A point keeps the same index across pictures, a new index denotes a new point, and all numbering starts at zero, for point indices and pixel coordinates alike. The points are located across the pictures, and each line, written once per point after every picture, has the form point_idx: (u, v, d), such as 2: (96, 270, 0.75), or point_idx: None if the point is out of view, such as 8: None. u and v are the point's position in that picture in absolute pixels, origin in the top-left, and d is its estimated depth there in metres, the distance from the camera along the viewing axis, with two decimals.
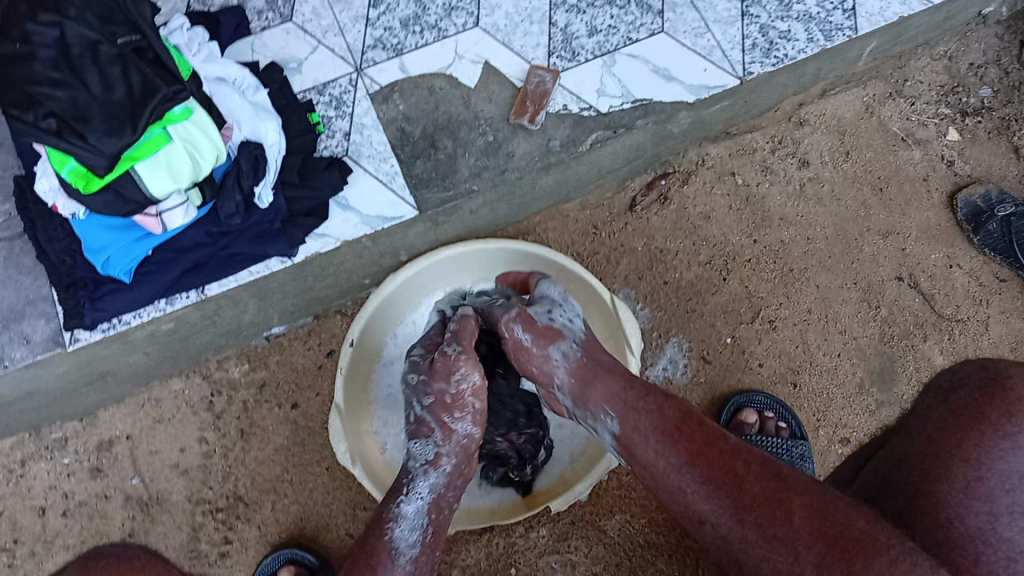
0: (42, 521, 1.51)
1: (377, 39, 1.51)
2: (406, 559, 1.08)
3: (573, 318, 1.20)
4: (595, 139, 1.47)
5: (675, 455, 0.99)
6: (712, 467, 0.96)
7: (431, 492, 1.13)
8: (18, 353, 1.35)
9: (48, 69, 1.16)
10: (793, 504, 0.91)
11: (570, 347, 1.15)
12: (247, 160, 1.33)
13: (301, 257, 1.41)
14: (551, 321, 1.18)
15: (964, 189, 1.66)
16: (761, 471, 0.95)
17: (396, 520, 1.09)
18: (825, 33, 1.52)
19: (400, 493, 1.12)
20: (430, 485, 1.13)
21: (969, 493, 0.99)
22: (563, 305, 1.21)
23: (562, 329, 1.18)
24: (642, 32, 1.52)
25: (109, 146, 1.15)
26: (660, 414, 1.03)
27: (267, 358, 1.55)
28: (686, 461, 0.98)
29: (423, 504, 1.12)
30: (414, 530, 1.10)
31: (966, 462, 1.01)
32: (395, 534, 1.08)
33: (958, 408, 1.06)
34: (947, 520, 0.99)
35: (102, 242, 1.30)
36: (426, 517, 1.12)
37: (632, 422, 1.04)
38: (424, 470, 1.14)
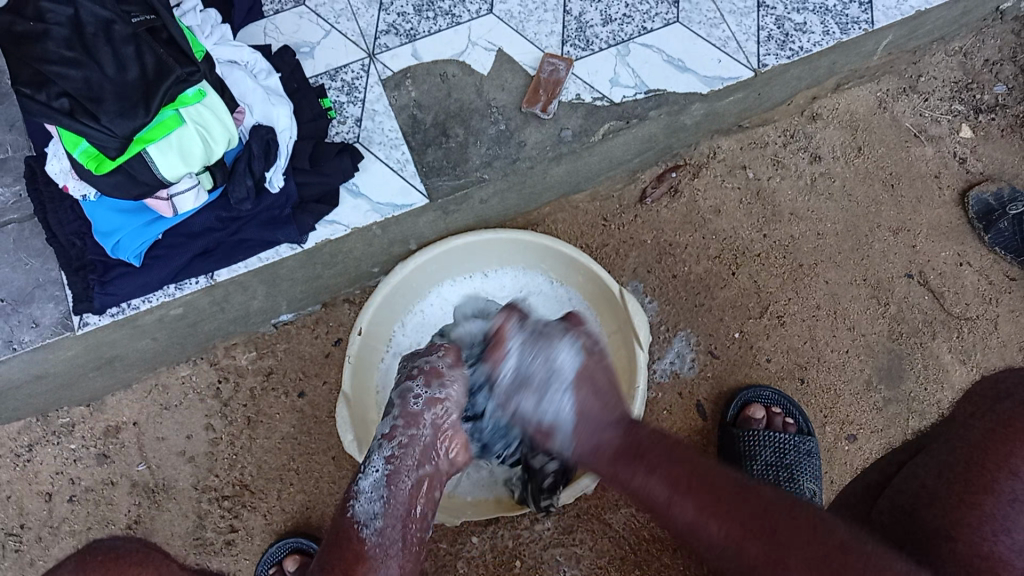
0: (49, 507, 1.51)
1: (390, 25, 1.51)
2: (371, 532, 0.99)
3: (560, 404, 1.01)
4: (607, 130, 1.46)
5: (678, 515, 0.87)
6: (716, 530, 0.84)
7: (388, 461, 1.04)
8: (27, 336, 1.34)
9: (61, 49, 1.14)
10: (791, 564, 0.80)
11: (567, 438, 1.00)
12: (259, 145, 1.32)
13: (312, 243, 1.40)
14: (543, 412, 1.03)
15: (976, 186, 1.66)
16: (757, 528, 0.83)
17: (354, 496, 1.02)
18: (841, 27, 1.52)
19: (360, 471, 1.06)
20: (386, 456, 1.05)
21: (1015, 506, 0.87)
22: (551, 386, 1.03)
23: (554, 416, 1.01)
24: (657, 21, 1.52)
25: (120, 128, 1.14)
26: (656, 474, 0.89)
27: (274, 345, 1.55)
28: (689, 517, 0.86)
29: (381, 475, 1.03)
30: (375, 502, 1.01)
31: (1015, 474, 0.89)
32: (354, 509, 1.01)
33: (1007, 417, 0.94)
34: (992, 533, 0.86)
35: (113, 224, 1.31)
36: (386, 486, 1.02)
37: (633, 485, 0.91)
38: (379, 444, 1.07)
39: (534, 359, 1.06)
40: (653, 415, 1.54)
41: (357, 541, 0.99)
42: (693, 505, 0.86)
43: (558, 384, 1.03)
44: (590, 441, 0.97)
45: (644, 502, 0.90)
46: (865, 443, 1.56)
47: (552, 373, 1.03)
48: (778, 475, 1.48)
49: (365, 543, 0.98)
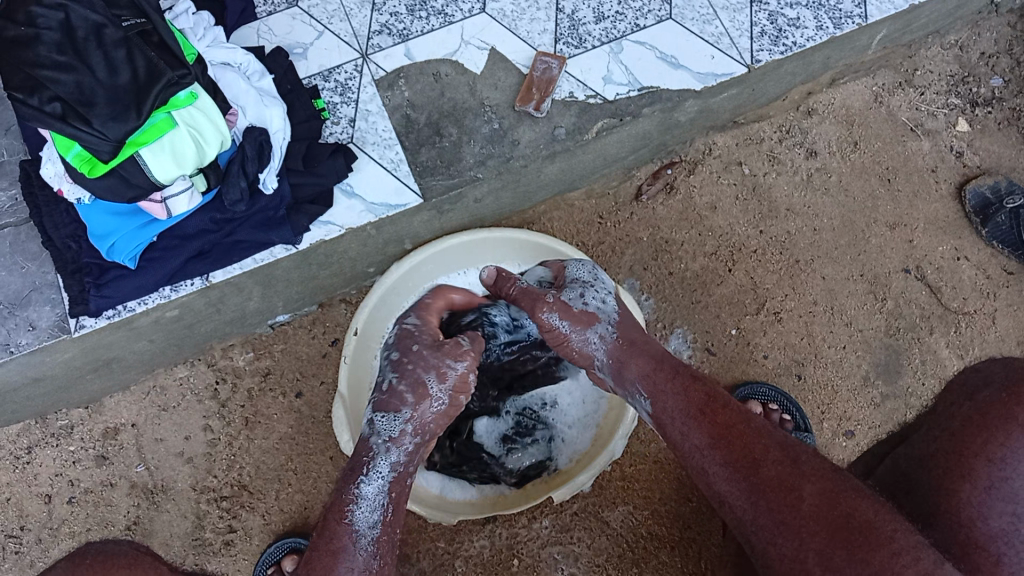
0: (48, 508, 1.52)
1: (383, 25, 1.51)
2: (368, 541, 1.04)
3: (607, 299, 1.20)
4: (600, 127, 1.46)
5: (695, 436, 1.00)
6: (734, 451, 0.96)
7: (394, 471, 1.10)
8: (24, 339, 1.34)
9: (53, 53, 1.15)
10: (805, 491, 0.90)
11: (606, 328, 1.17)
12: (252, 147, 1.33)
13: (307, 244, 1.40)
14: (585, 305, 1.18)
15: (973, 180, 1.65)
16: (778, 456, 0.95)
17: (356, 502, 1.05)
18: (835, 22, 1.52)
19: (360, 471, 1.08)
20: (393, 464, 1.10)
21: (993, 493, 0.92)
22: (594, 287, 1.20)
23: (598, 310, 1.18)
24: (650, 18, 1.52)
25: (113, 131, 1.16)
26: (687, 394, 1.04)
27: (272, 347, 1.55)
28: (705, 441, 0.99)
29: (384, 483, 1.08)
30: (375, 510, 1.06)
31: (992, 461, 0.94)
32: (355, 516, 1.04)
33: (985, 404, 0.98)
34: (969, 520, 0.92)
35: (108, 227, 1.31)
36: (388, 495, 1.08)
37: (663, 400, 1.06)
38: (385, 447, 1.09)
39: (586, 264, 1.24)
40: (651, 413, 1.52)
41: (355, 548, 1.03)
42: (713, 430, 0.99)
43: (602, 289, 1.21)
44: (626, 337, 1.16)
45: (669, 415, 1.04)
46: (863, 438, 1.56)
47: (595, 280, 1.22)
48: None
49: (362, 554, 1.03)
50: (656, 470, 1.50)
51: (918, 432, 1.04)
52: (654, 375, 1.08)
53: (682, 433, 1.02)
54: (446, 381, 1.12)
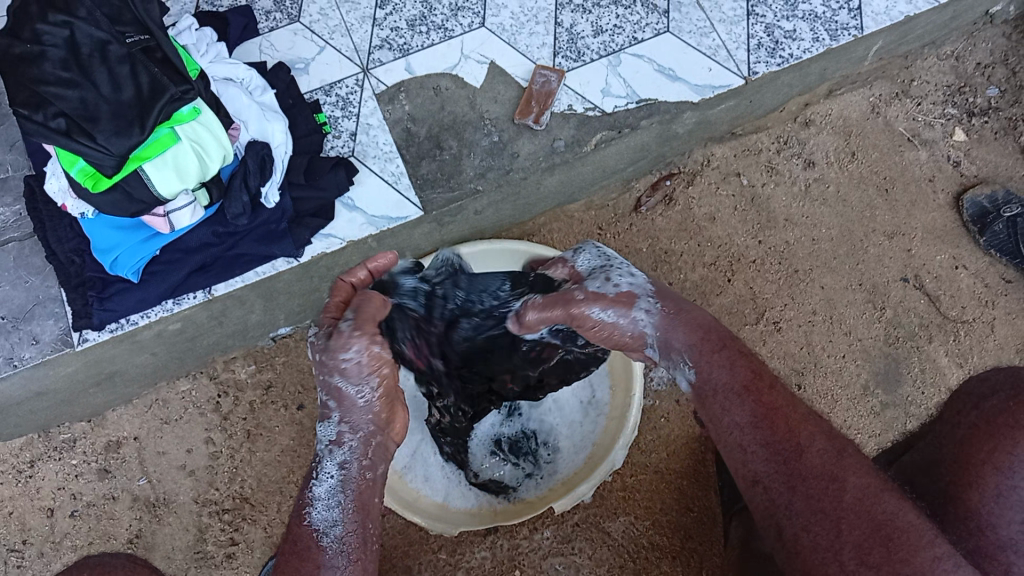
0: (51, 522, 1.52)
1: (384, 40, 1.52)
2: (331, 540, 0.93)
3: (632, 274, 1.05)
4: (599, 139, 1.48)
5: (739, 411, 0.91)
6: (776, 431, 0.88)
7: (344, 470, 0.96)
8: (27, 353, 1.36)
9: (58, 69, 1.17)
10: (849, 482, 0.83)
11: (648, 300, 1.00)
12: (254, 161, 1.36)
13: (308, 257, 1.42)
14: (618, 286, 1.02)
15: (971, 190, 1.66)
16: (824, 445, 0.87)
17: (309, 504, 0.95)
18: (830, 34, 1.54)
19: (313, 472, 0.97)
20: (340, 464, 0.95)
21: (1001, 501, 0.91)
22: (614, 269, 1.06)
23: (631, 287, 1.02)
24: (647, 31, 1.54)
25: (117, 146, 1.17)
26: (734, 367, 0.93)
27: (273, 359, 1.55)
28: (750, 416, 0.90)
29: (337, 481, 0.96)
30: (333, 508, 0.95)
31: (999, 469, 0.92)
32: (312, 518, 0.94)
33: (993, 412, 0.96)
34: (978, 529, 0.91)
35: (111, 241, 1.33)
36: (343, 491, 0.95)
37: (707, 372, 0.94)
38: (329, 449, 0.96)
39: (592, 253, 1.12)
40: (651, 424, 1.52)
41: (318, 551, 0.92)
42: (756, 408, 0.90)
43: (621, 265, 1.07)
44: (667, 308, 1.00)
45: (712, 389, 0.93)
46: (863, 447, 1.56)
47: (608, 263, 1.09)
48: None
49: (326, 553, 0.92)
50: (657, 480, 1.51)
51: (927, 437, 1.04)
52: (701, 341, 0.96)
53: (726, 408, 0.92)
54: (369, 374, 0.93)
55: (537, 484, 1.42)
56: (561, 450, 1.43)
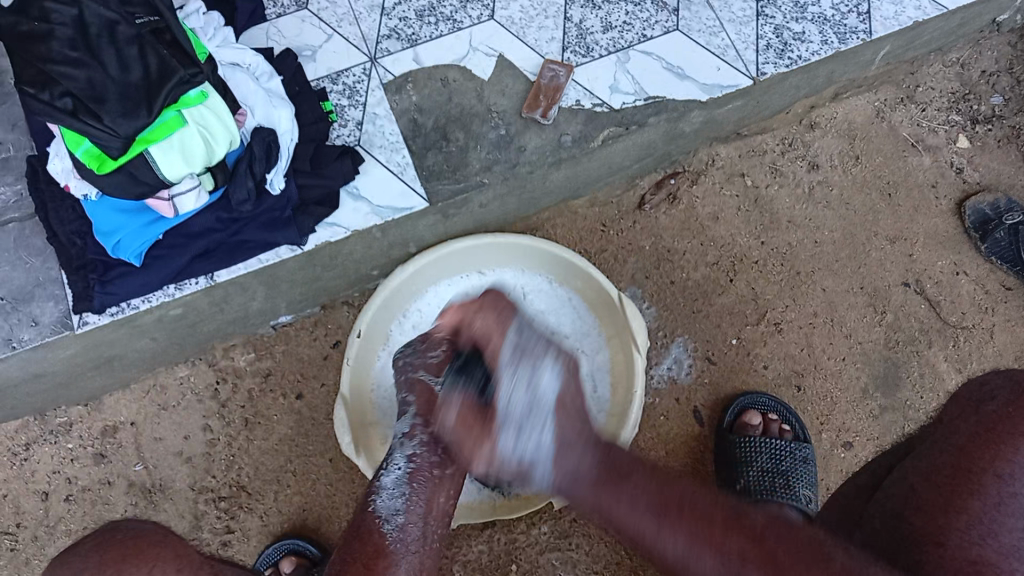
0: (45, 506, 1.51)
1: (392, 29, 1.52)
2: (392, 525, 1.03)
3: (542, 433, 0.99)
4: (606, 135, 1.47)
5: (672, 543, 0.86)
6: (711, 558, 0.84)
7: (411, 462, 1.08)
8: (26, 335, 1.34)
9: (65, 48, 1.16)
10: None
11: (546, 465, 0.97)
12: (260, 147, 1.33)
13: (312, 245, 1.41)
14: (520, 457, 0.98)
15: (973, 197, 1.66)
16: (756, 557, 0.83)
17: (377, 492, 1.06)
18: (839, 36, 1.54)
19: (382, 467, 1.10)
20: (409, 455, 1.09)
21: (1002, 509, 0.90)
22: (530, 419, 1.00)
23: (533, 456, 0.98)
24: (657, 29, 1.54)
25: (123, 128, 1.16)
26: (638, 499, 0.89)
27: (272, 348, 1.55)
28: (683, 546, 0.86)
29: (403, 473, 1.08)
30: (397, 498, 1.05)
31: (1000, 476, 0.93)
32: (377, 504, 1.05)
33: (991, 419, 0.98)
34: (980, 537, 0.87)
35: (113, 224, 1.32)
36: (407, 484, 1.06)
37: (623, 511, 0.90)
38: (401, 442, 1.11)
39: (517, 379, 1.03)
40: (649, 421, 1.54)
41: (378, 536, 1.01)
42: (683, 533, 0.87)
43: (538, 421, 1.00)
44: (569, 468, 0.96)
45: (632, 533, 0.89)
46: (862, 450, 1.56)
47: (531, 405, 1.01)
48: (775, 481, 1.48)
49: (388, 538, 1.01)
50: None
51: (923, 444, 1.03)
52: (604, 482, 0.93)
53: (653, 542, 0.87)
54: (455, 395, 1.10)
55: None
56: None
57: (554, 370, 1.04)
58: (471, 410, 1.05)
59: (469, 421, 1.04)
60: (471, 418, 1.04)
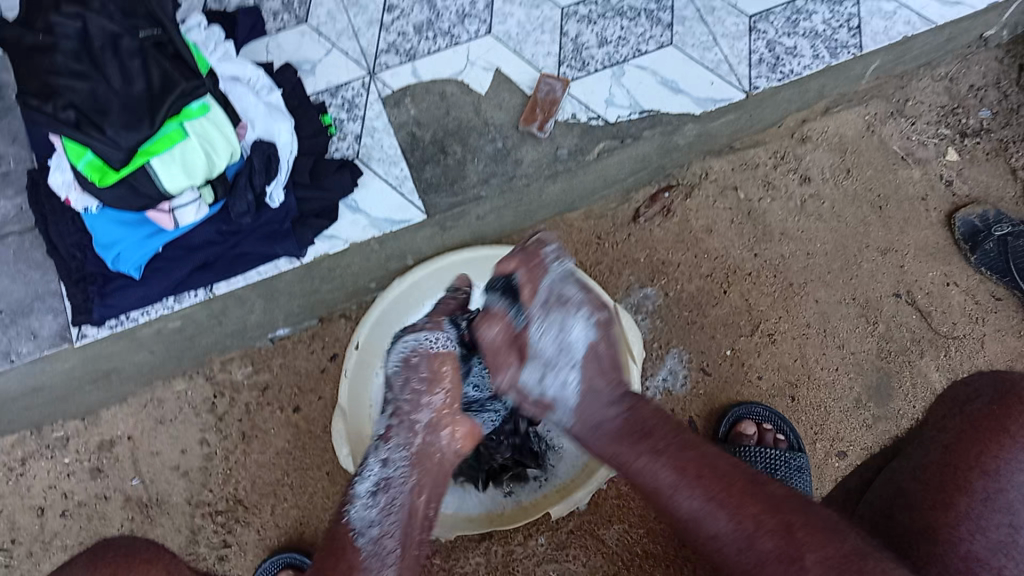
0: (40, 521, 1.51)
1: (390, 44, 1.54)
2: (366, 539, 0.99)
3: (569, 377, 1.00)
4: (602, 148, 1.50)
5: (685, 502, 0.90)
6: (723, 519, 0.87)
7: (385, 470, 1.04)
8: (25, 348, 1.35)
9: (69, 61, 1.18)
10: (808, 561, 0.82)
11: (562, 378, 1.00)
12: (260, 159, 1.35)
13: (311, 257, 1.43)
14: (544, 392, 1.01)
15: (963, 209, 1.68)
16: (773, 524, 0.86)
17: (350, 502, 1.02)
18: (830, 51, 1.57)
19: (357, 474, 1.05)
20: (383, 461, 1.04)
21: (989, 504, 0.97)
22: (557, 363, 1.00)
23: (558, 396, 1.01)
24: (651, 44, 1.56)
25: (126, 140, 1.18)
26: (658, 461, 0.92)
27: (271, 360, 1.56)
28: (699, 502, 0.89)
29: (377, 481, 1.03)
30: (372, 508, 1.01)
31: (986, 473, 0.99)
32: (350, 515, 1.01)
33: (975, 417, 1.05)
34: (967, 533, 0.95)
35: (114, 237, 1.32)
36: (382, 495, 1.02)
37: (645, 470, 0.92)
38: (376, 446, 1.06)
39: (550, 326, 1.00)
40: None
41: (353, 549, 0.98)
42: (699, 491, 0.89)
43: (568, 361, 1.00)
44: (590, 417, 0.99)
45: (648, 487, 0.93)
46: (855, 460, 1.58)
47: (562, 348, 1.00)
48: None
49: (360, 553, 0.97)
50: None
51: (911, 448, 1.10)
52: (624, 444, 0.95)
53: (664, 489, 0.91)
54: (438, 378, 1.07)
55: (535, 488, 1.45)
56: (564, 449, 1.46)
57: (587, 321, 1.01)
58: (505, 332, 1.02)
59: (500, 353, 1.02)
60: (507, 343, 1.02)
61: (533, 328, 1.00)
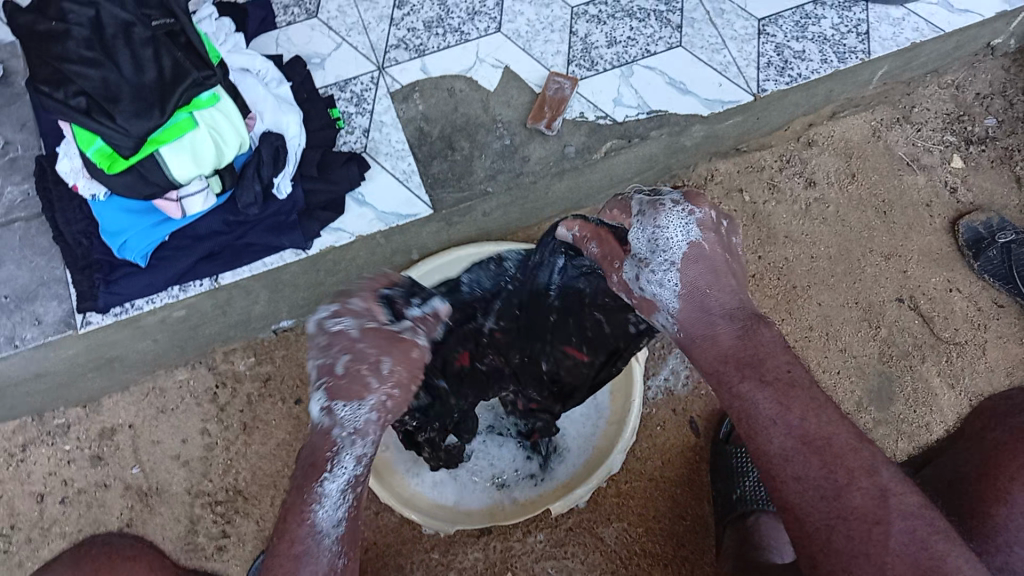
0: (40, 508, 1.50)
1: (400, 40, 1.54)
2: (333, 542, 0.84)
3: (670, 275, 0.93)
4: (609, 147, 1.50)
5: (777, 439, 0.82)
6: (813, 466, 0.80)
7: (361, 465, 0.88)
8: (29, 334, 1.35)
9: (81, 48, 1.18)
10: (893, 527, 0.76)
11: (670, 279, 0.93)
12: (268, 151, 1.37)
13: (317, 250, 1.42)
14: (643, 291, 0.96)
15: (966, 216, 1.69)
16: (866, 483, 0.79)
17: (320, 501, 0.83)
18: (838, 56, 1.57)
19: (321, 464, 0.85)
20: (360, 456, 0.87)
21: None
22: (653, 260, 0.95)
23: (657, 296, 0.94)
24: (660, 45, 1.56)
25: (136, 128, 1.19)
26: (761, 396, 0.84)
27: (272, 352, 1.55)
28: (790, 444, 0.81)
29: (352, 478, 0.86)
30: (340, 507, 0.85)
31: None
32: (317, 517, 0.83)
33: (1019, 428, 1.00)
34: (1006, 544, 0.93)
35: (121, 224, 1.35)
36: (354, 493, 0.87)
37: (738, 401, 0.84)
38: (352, 438, 0.87)
39: (645, 225, 0.97)
40: (647, 431, 1.55)
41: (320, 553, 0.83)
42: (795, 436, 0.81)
43: (666, 260, 0.94)
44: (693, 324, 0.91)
45: (741, 417, 0.84)
46: None
47: (658, 246, 0.95)
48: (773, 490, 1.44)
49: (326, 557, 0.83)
50: (651, 487, 1.53)
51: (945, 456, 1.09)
52: (730, 365, 0.86)
53: (757, 431, 0.83)
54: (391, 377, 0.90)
55: (532, 486, 1.44)
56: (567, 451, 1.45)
57: (687, 219, 0.95)
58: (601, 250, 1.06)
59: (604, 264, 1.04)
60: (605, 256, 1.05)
61: (632, 232, 0.99)
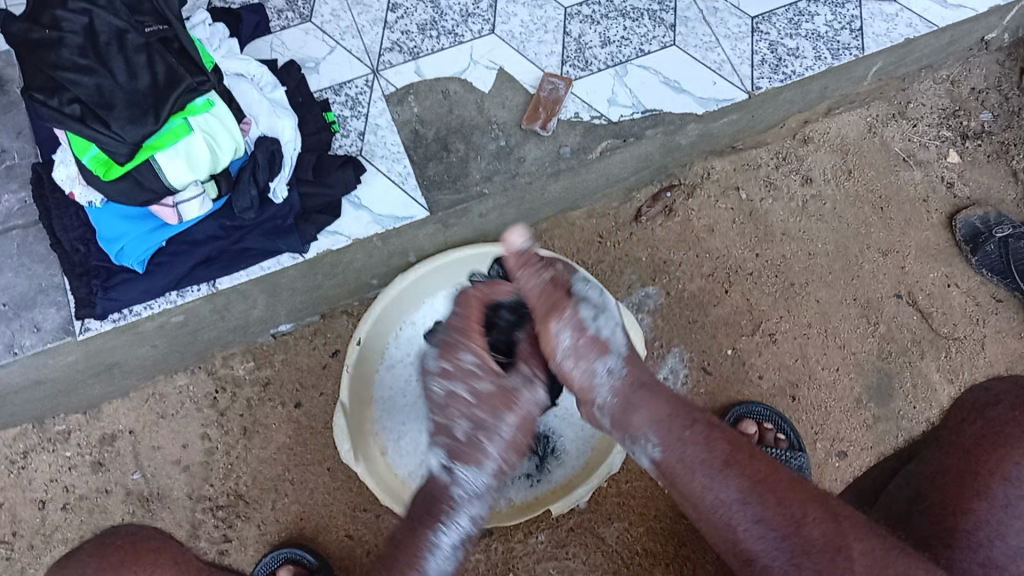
0: (41, 514, 1.50)
1: (394, 42, 1.54)
2: None
3: (616, 329, 1.05)
4: (604, 147, 1.50)
5: (726, 489, 0.95)
6: (770, 506, 0.94)
7: (474, 521, 1.04)
8: (28, 340, 1.35)
9: (75, 56, 1.19)
10: (853, 550, 0.89)
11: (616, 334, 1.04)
12: (264, 155, 1.36)
13: (313, 254, 1.42)
14: (597, 332, 1.03)
15: (964, 210, 1.69)
16: (817, 514, 0.93)
17: (432, 550, 1.00)
18: (832, 53, 1.58)
19: (439, 518, 1.02)
20: (473, 515, 1.03)
21: (1008, 511, 0.99)
22: (606, 312, 1.05)
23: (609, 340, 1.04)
24: (654, 44, 1.57)
25: (131, 134, 1.19)
26: (709, 444, 0.99)
27: (271, 356, 1.56)
28: (736, 494, 0.95)
29: (463, 532, 1.03)
30: (447, 559, 1.01)
31: (1006, 479, 1.01)
32: (428, 563, 1.00)
33: (1000, 420, 1.07)
34: (987, 539, 0.98)
35: (118, 230, 1.34)
36: (462, 545, 1.03)
37: (681, 449, 0.99)
38: (467, 499, 1.03)
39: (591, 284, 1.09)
40: None
41: None
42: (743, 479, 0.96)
43: (612, 317, 1.06)
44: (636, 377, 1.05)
45: (688, 465, 0.99)
46: (856, 459, 1.58)
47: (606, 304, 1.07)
48: None
49: None
50: (651, 486, 1.52)
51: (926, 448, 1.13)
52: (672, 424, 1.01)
53: (705, 483, 0.97)
54: (506, 443, 1.04)
55: (529, 487, 1.44)
56: (565, 455, 1.46)
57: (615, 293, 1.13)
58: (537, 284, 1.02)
59: (552, 299, 1.02)
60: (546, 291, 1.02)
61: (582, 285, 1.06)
